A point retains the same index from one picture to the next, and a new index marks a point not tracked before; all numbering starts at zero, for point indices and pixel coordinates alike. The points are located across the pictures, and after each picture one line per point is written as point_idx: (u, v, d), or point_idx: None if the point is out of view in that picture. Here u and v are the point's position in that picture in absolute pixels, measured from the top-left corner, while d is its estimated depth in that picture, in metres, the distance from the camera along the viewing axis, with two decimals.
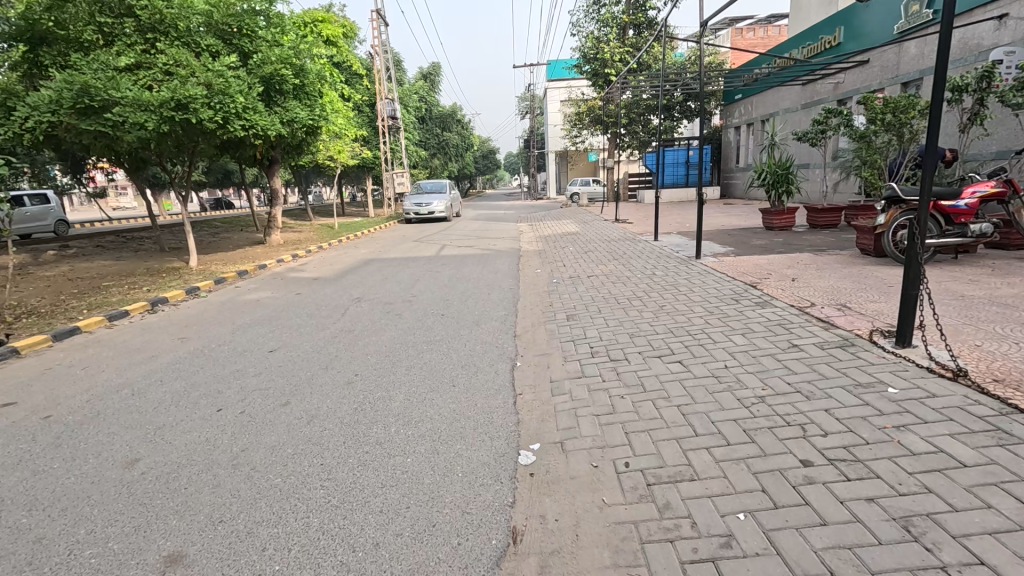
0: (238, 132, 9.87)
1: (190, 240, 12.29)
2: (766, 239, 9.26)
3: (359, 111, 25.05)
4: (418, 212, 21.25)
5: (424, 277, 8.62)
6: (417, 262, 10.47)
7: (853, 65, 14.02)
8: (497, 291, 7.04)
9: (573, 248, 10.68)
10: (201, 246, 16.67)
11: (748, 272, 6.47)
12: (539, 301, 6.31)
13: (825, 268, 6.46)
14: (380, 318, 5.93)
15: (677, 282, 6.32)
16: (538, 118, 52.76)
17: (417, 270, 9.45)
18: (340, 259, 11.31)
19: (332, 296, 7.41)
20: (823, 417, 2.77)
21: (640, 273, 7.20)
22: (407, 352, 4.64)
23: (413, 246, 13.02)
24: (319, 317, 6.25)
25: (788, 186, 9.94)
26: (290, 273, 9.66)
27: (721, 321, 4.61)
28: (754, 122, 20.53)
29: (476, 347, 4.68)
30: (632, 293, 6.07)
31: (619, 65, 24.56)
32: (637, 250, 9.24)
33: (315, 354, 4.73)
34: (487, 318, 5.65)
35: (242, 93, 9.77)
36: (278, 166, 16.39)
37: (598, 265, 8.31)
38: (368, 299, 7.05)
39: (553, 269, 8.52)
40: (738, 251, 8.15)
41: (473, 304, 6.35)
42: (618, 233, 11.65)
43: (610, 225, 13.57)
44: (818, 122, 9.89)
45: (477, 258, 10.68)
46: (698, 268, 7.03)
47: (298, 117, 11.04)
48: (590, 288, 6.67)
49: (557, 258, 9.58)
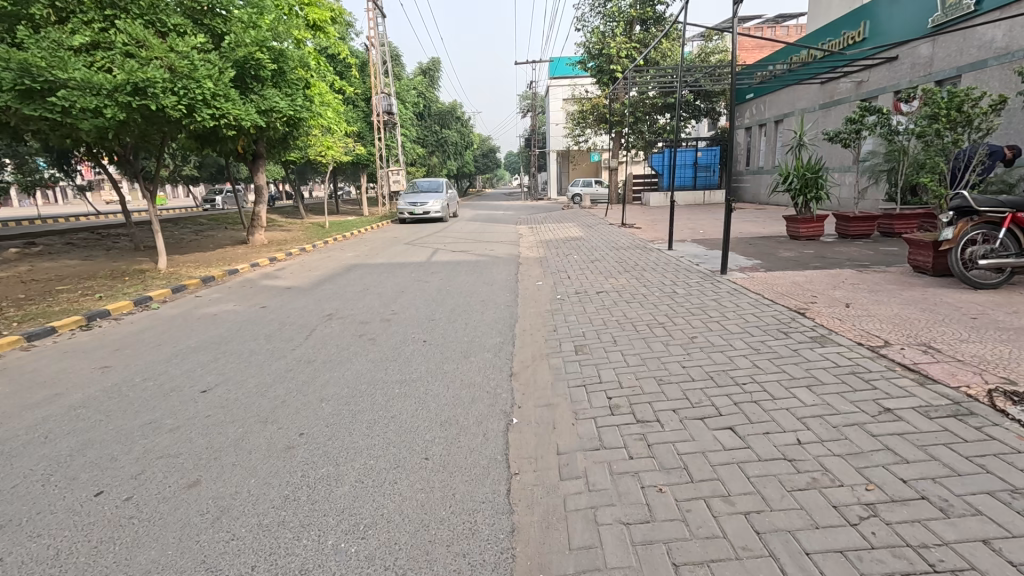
0: (208, 121, 8.87)
1: (160, 239, 11.22)
2: (795, 250, 8.26)
3: (353, 105, 24.02)
4: (413, 212, 20.24)
5: (411, 287, 7.64)
6: (405, 268, 9.50)
7: (880, 62, 13.08)
8: (491, 309, 6.05)
9: (578, 255, 9.70)
10: (181, 245, 15.65)
11: (788, 293, 5.48)
12: (539, 324, 5.33)
13: (878, 288, 5.49)
14: (349, 344, 4.93)
15: (705, 304, 5.34)
16: (539, 116, 51.83)
17: (404, 278, 8.47)
18: (321, 264, 10.33)
19: (302, 310, 6.42)
20: (986, 557, 1.79)
21: (657, 290, 6.20)
22: (373, 398, 3.64)
23: (404, 250, 12.01)
24: (278, 337, 5.24)
25: (818, 193, 8.93)
26: (263, 279, 8.67)
27: (771, 364, 3.63)
28: (767, 122, 19.58)
29: (461, 393, 3.69)
30: (651, 318, 5.07)
31: (625, 62, 23.58)
32: (651, 261, 8.24)
33: (258, 396, 3.73)
34: (477, 348, 4.65)
35: (212, 78, 8.77)
36: (263, 161, 15.34)
37: (607, 278, 7.32)
38: (342, 316, 6.05)
39: (555, 281, 7.52)
40: (767, 265, 7.18)
41: (462, 326, 5.37)
42: (627, 240, 10.67)
43: (617, 230, 12.59)
44: (853, 121, 9.00)
45: (472, 265, 9.72)
46: (726, 285, 6.03)
47: (277, 107, 10.05)
48: (600, 309, 5.67)
49: (561, 268, 8.58)
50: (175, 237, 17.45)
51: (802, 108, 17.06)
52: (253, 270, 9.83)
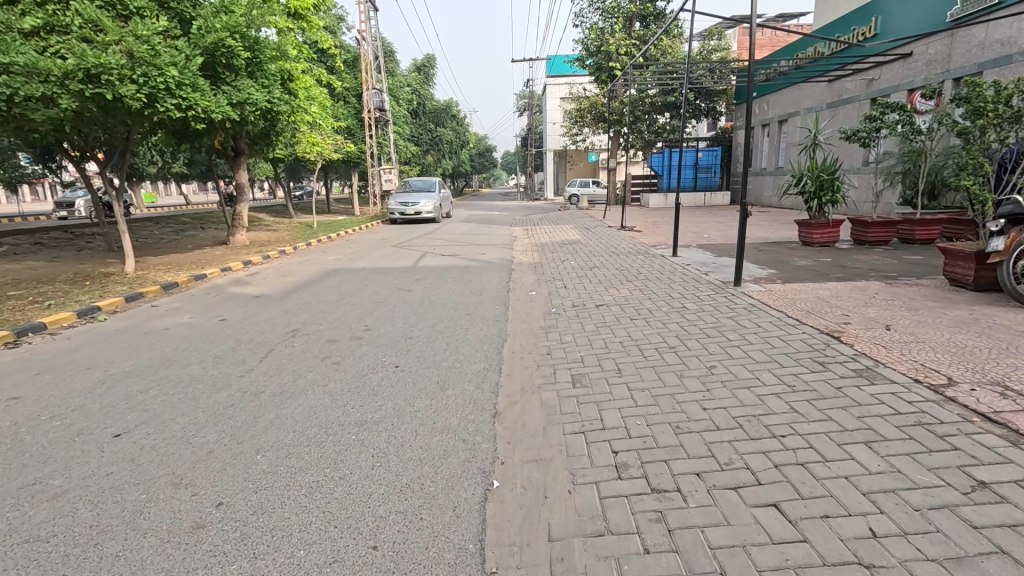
0: (174, 113, 8.16)
1: (127, 241, 10.44)
2: (810, 258, 7.60)
3: (343, 102, 23.28)
4: (404, 212, 19.52)
5: (392, 296, 6.96)
6: (388, 274, 8.80)
7: (893, 59, 12.47)
8: (477, 324, 5.37)
9: (575, 261, 9.03)
10: (159, 246, 14.92)
11: (813, 310, 4.81)
12: (530, 345, 4.65)
13: (916, 305, 4.84)
14: (308, 369, 4.24)
15: (720, 323, 4.66)
16: (537, 116, 51.18)
17: (386, 285, 7.77)
18: (299, 268, 9.63)
19: (264, 324, 5.70)
20: None
21: (662, 304, 5.52)
22: (321, 448, 2.93)
23: (390, 253, 11.32)
24: (228, 358, 4.54)
25: (834, 197, 8.29)
26: (232, 286, 7.94)
27: (812, 407, 2.97)
28: (770, 122, 18.99)
29: (430, 442, 2.98)
30: (659, 339, 4.40)
31: (624, 59, 22.91)
32: (654, 269, 7.57)
33: (179, 444, 3.02)
34: (455, 377, 3.95)
35: (179, 66, 8.05)
36: (245, 157, 14.65)
37: (606, 287, 6.64)
38: (307, 332, 5.34)
39: (550, 291, 6.83)
40: (783, 275, 6.53)
41: (443, 347, 4.67)
42: (627, 244, 10.03)
43: (616, 233, 11.94)
44: (871, 118, 8.36)
45: (461, 271, 9.03)
46: (740, 299, 5.36)
47: (252, 99, 9.34)
48: (599, 326, 4.97)
49: (557, 276, 7.89)
50: (154, 237, 16.67)
51: (808, 107, 16.44)
52: (223, 275, 9.09)
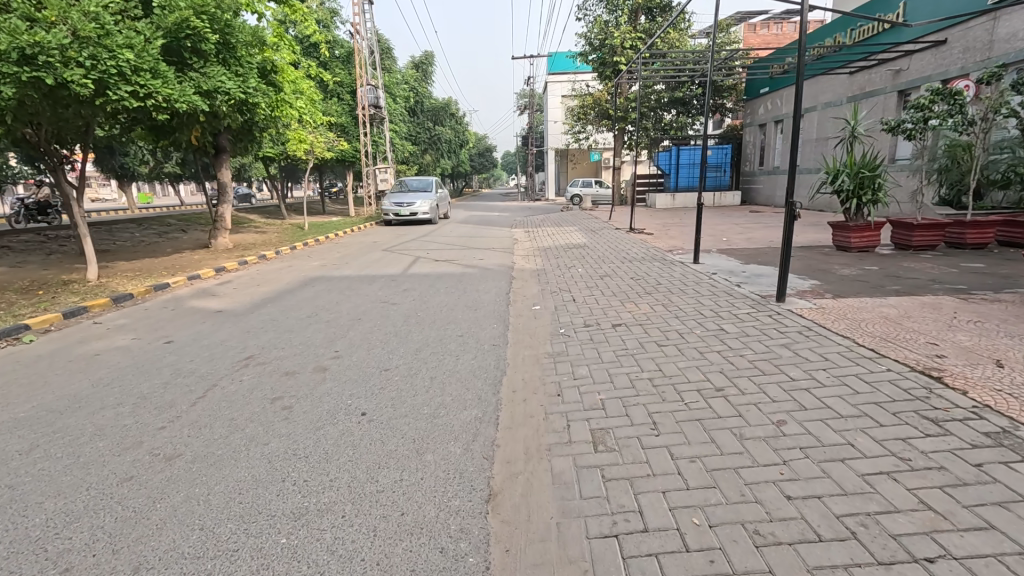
0: (131, 102, 7.20)
1: (89, 246, 9.47)
2: (854, 267, 6.66)
3: (337, 98, 22.37)
4: (399, 213, 18.56)
5: (374, 311, 6.02)
6: (374, 282, 7.85)
7: (924, 48, 11.53)
8: (469, 352, 4.41)
9: (583, 268, 8.11)
10: (137, 250, 14.01)
11: (888, 338, 3.86)
12: (534, 382, 3.72)
13: (1014, 330, 3.89)
14: (248, 417, 3.28)
15: (774, 354, 3.72)
16: (538, 114, 50.32)
17: (369, 296, 6.84)
18: (277, 275, 8.70)
19: (216, 349, 4.77)
20: None
21: (692, 325, 4.57)
22: (231, 567, 1.99)
23: (380, 258, 10.38)
24: (153, 400, 3.58)
25: (877, 196, 7.38)
26: (194, 298, 7.01)
27: (952, 504, 2.03)
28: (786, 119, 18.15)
29: (393, 554, 2.04)
30: (699, 377, 3.45)
31: (629, 53, 21.89)
32: (673, 278, 6.63)
33: (26, 556, 2.07)
34: (437, 434, 2.99)
35: (136, 49, 7.09)
36: (227, 155, 13.66)
37: (623, 301, 5.70)
38: (263, 360, 4.38)
39: (556, 306, 5.88)
40: (829, 287, 5.59)
41: (425, 386, 3.71)
42: (640, 250, 9.09)
43: (626, 236, 11.02)
44: (918, 108, 7.43)
45: (455, 279, 8.07)
46: (789, 320, 4.41)
47: (223, 88, 8.40)
48: (619, 355, 4.03)
49: (563, 286, 6.94)
50: (134, 240, 15.77)
51: (828, 101, 15.52)
52: (190, 284, 8.13)
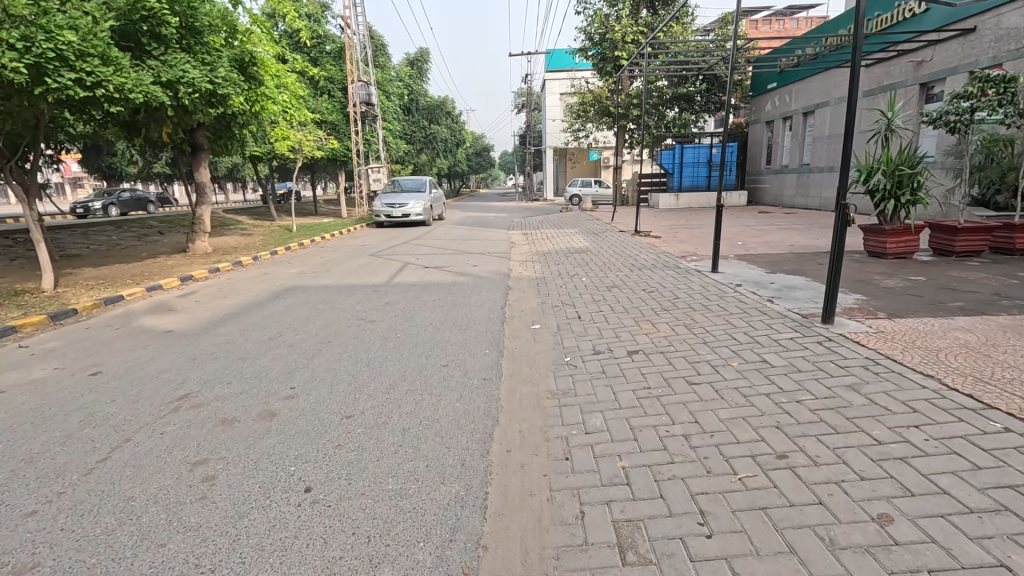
0: (75, 91, 6.33)
1: (44, 253, 8.58)
2: (896, 277, 5.87)
3: (327, 95, 21.52)
4: (390, 214, 17.73)
5: (348, 330, 5.21)
6: (354, 293, 7.03)
7: (952, 36, 10.75)
8: (454, 390, 3.59)
9: (587, 277, 7.31)
10: (110, 255, 13.16)
11: (984, 377, 3.04)
12: (534, 437, 2.91)
13: None
14: (150, 496, 2.46)
15: (842, 400, 2.91)
16: (537, 114, 49.60)
17: (346, 311, 6.02)
18: (249, 285, 7.86)
19: (149, 383, 3.95)
20: None
21: (726, 354, 3.77)
22: None
23: (366, 264, 9.54)
24: (38, 466, 2.76)
25: (917, 197, 6.63)
26: (147, 315, 6.17)
27: None
28: (795, 115, 17.39)
29: None
30: (749, 436, 2.66)
31: (631, 48, 21.05)
32: (691, 289, 5.84)
33: None
34: (402, 528, 2.17)
35: (81, 31, 6.25)
36: (206, 154, 12.74)
37: (637, 320, 4.88)
38: (201, 401, 3.55)
39: (560, 325, 5.07)
40: (878, 303, 4.80)
41: (394, 443, 2.88)
42: (649, 256, 8.30)
43: (632, 240, 10.22)
44: (964, 98, 6.66)
45: (446, 289, 7.24)
46: (847, 350, 3.60)
47: (187, 77, 7.55)
48: (640, 399, 3.23)
49: (566, 299, 6.14)
50: (111, 244, 14.93)
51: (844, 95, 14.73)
52: (149, 296, 7.29)
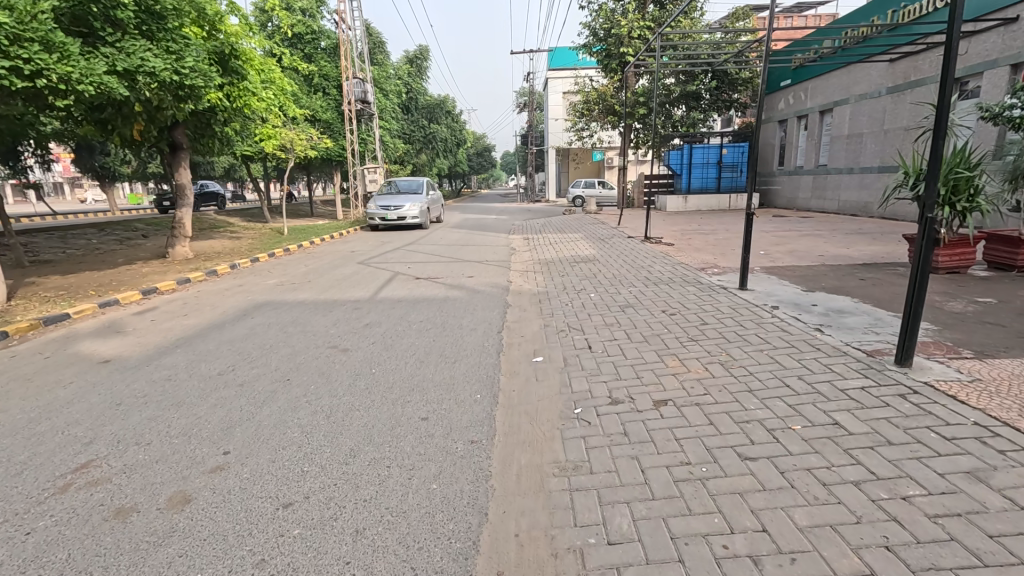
0: (10, 81, 5.52)
1: None
2: (959, 298, 5.03)
3: (321, 92, 20.75)
4: (385, 217, 16.93)
5: (316, 363, 4.39)
6: (333, 311, 6.22)
7: (993, 26, 9.91)
8: (431, 461, 2.77)
9: (596, 292, 6.50)
10: (85, 261, 12.34)
11: None
12: (535, 551, 2.09)
13: None
14: None
15: (972, 504, 2.07)
16: (539, 113, 48.84)
17: (318, 335, 5.20)
18: (218, 300, 7.04)
19: (48, 442, 3.11)
20: None
21: (780, 411, 2.96)
22: None
23: (351, 275, 8.72)
24: None
25: (975, 203, 5.82)
26: (89, 339, 5.32)
27: None
28: (810, 113, 16.57)
29: None
30: (848, 565, 1.84)
31: (637, 44, 20.22)
32: (719, 312, 5.00)
33: None
34: None
35: (16, 12, 5.44)
36: (186, 153, 11.92)
37: (661, 355, 4.06)
38: (104, 474, 2.73)
39: (567, 358, 4.26)
40: (953, 335, 3.96)
41: (340, 559, 2.07)
42: (665, 267, 7.48)
43: (643, 248, 9.39)
44: None
45: (437, 306, 6.41)
46: (946, 411, 2.76)
47: (147, 65, 6.74)
48: (678, 485, 2.41)
49: (573, 320, 5.33)
50: (90, 248, 14.14)
51: (865, 92, 13.96)
52: (102, 313, 6.46)
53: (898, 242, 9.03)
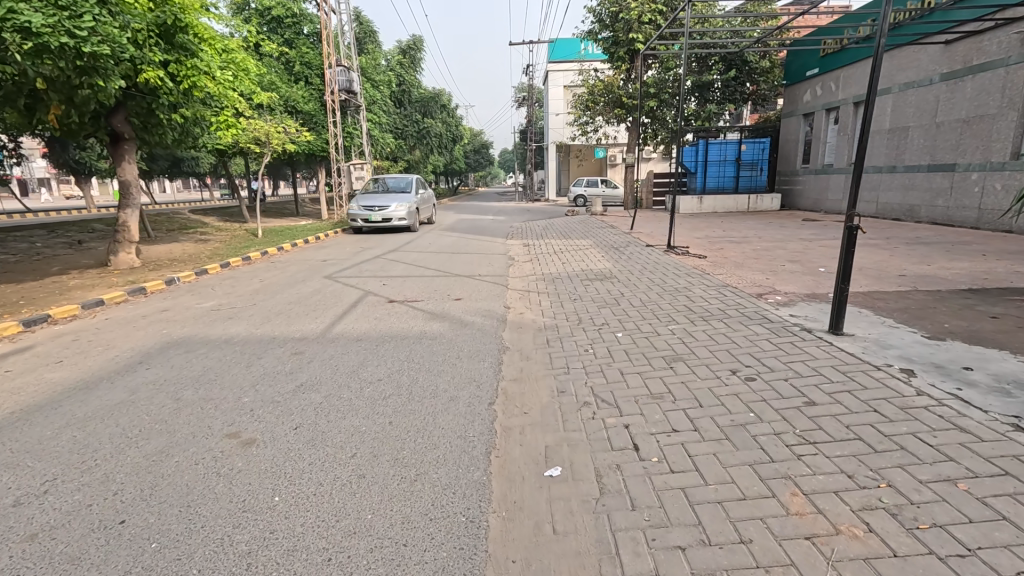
0: None
1: None
2: None
3: (303, 81, 19.01)
4: (369, 218, 15.19)
5: (191, 479, 2.65)
6: (264, 358, 4.47)
7: None
8: None
9: (622, 328, 4.78)
10: (12, 269, 10.53)
11: None
12: None
13: None
14: None
15: None
16: (538, 110, 47.15)
17: (219, 411, 3.46)
18: (119, 335, 5.26)
19: None
20: None
21: None
22: None
23: (310, 294, 6.99)
24: None
25: None
26: None
27: None
28: (843, 104, 14.88)
29: None
30: None
31: (647, 29, 18.46)
32: (824, 379, 3.29)
33: None
34: None
35: None
36: (130, 144, 10.20)
37: (770, 481, 2.35)
38: None
39: (603, 475, 2.54)
40: None
41: None
42: (708, 292, 5.77)
43: (670, 262, 7.68)
44: None
45: (407, 349, 4.67)
46: None
47: (18, 18, 5.06)
48: None
49: (600, 383, 3.61)
50: (28, 253, 12.29)
51: (911, 79, 12.28)
52: None
53: (986, 256, 7.32)
